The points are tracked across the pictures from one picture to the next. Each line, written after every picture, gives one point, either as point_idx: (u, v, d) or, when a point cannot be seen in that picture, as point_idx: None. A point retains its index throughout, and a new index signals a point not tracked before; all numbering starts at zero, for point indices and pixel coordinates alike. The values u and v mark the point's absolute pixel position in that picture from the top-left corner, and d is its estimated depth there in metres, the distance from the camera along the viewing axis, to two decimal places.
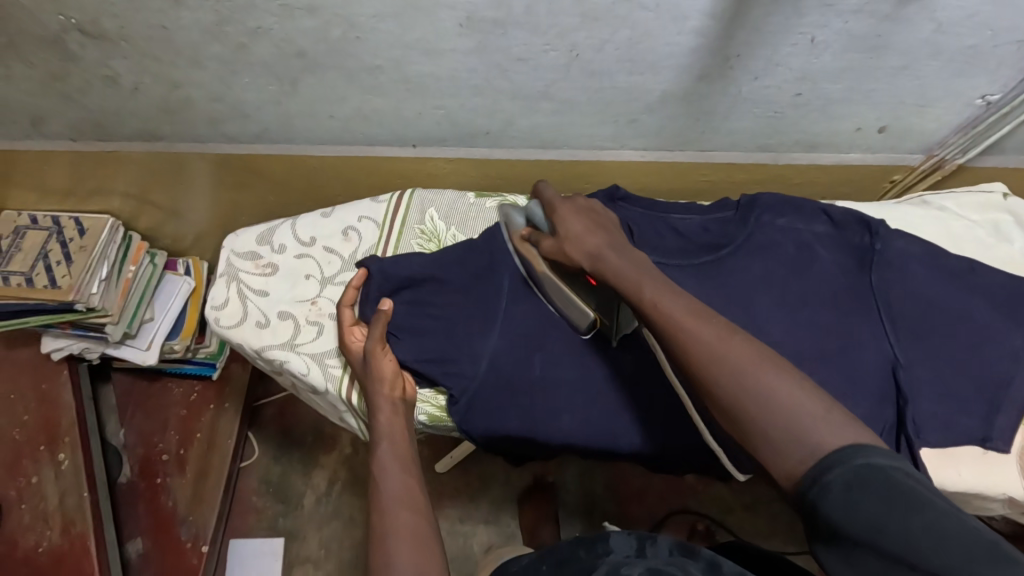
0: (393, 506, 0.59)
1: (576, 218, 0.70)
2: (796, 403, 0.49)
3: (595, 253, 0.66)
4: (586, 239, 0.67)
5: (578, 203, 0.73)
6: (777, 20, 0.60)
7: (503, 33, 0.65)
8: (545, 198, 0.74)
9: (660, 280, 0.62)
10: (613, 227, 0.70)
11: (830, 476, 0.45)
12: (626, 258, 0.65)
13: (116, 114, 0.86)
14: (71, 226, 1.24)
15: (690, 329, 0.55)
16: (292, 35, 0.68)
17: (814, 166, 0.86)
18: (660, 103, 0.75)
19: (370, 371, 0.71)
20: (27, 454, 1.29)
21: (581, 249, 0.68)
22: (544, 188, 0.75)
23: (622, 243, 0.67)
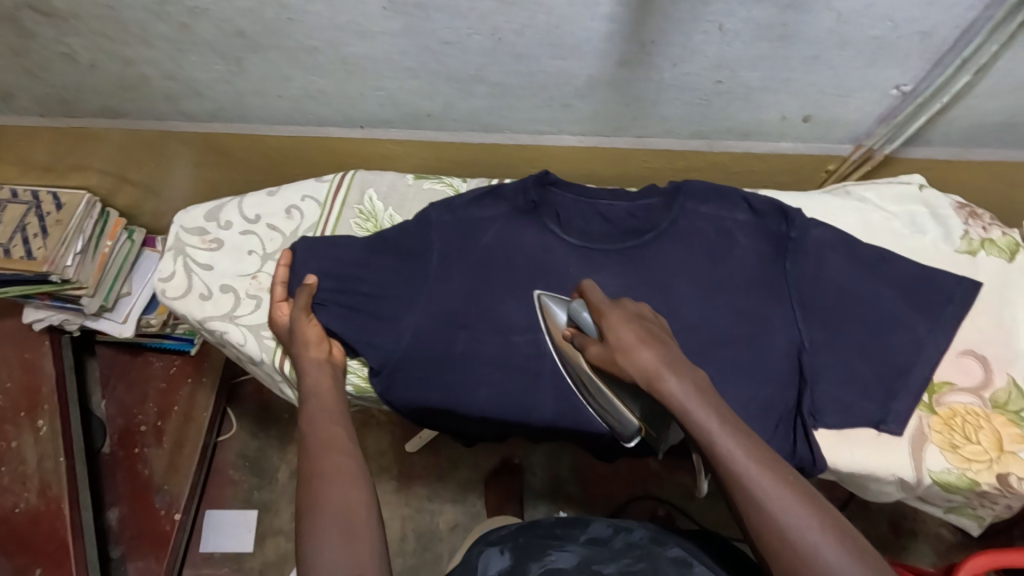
0: (321, 449, 0.64)
1: (628, 328, 0.63)
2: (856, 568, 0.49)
3: (651, 376, 0.60)
4: (640, 355, 0.61)
5: (628, 308, 0.67)
6: (683, 8, 0.62)
7: (427, 17, 0.68)
8: (594, 301, 0.68)
9: (728, 415, 0.58)
10: (668, 340, 0.64)
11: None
12: (690, 382, 0.59)
13: (79, 90, 0.90)
14: (49, 200, 1.29)
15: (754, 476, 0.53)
16: (229, 16, 0.71)
17: (749, 155, 0.88)
18: (588, 88, 0.77)
19: (299, 332, 0.76)
20: (8, 419, 1.36)
21: (634, 364, 0.61)
22: (593, 291, 0.69)
23: (680, 362, 0.61)
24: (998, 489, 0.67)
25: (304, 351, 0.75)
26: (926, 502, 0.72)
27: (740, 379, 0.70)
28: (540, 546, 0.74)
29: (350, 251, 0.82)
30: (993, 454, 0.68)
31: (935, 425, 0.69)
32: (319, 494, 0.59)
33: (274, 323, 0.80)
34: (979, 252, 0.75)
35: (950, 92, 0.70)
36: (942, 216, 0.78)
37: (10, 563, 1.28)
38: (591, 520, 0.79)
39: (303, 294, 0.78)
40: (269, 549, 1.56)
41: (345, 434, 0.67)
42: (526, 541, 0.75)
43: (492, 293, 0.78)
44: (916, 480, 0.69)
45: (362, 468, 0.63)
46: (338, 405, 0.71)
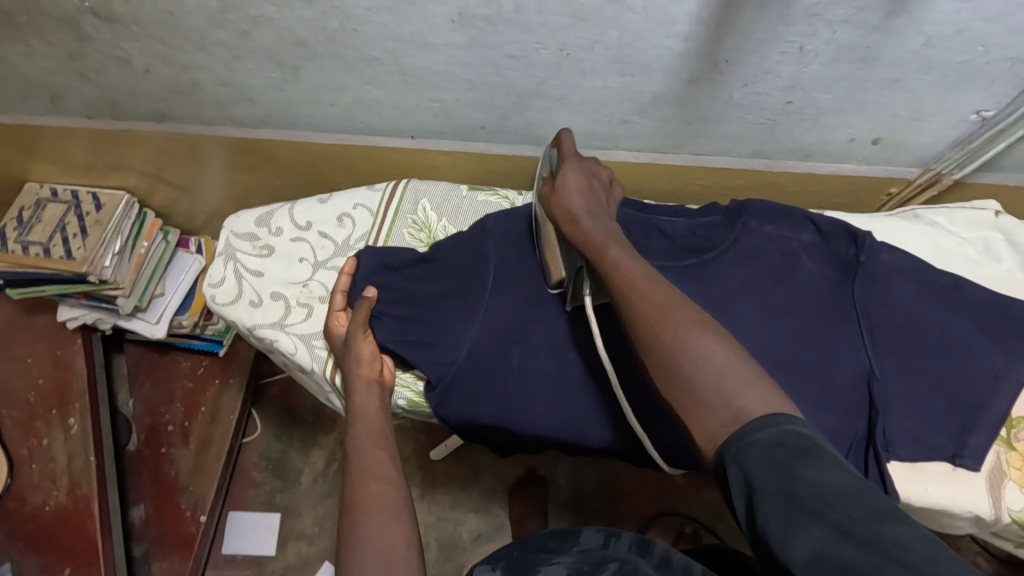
0: (363, 479, 0.62)
1: (575, 175, 0.72)
2: (729, 367, 0.50)
3: (573, 212, 0.68)
4: (572, 196, 0.70)
5: (586, 164, 0.76)
6: (764, 27, 0.60)
7: (495, 30, 0.66)
8: (566, 147, 0.77)
9: (625, 246, 0.63)
10: (604, 194, 0.72)
11: (754, 435, 0.45)
12: (604, 226, 0.66)
13: (129, 93, 0.90)
14: (88, 200, 1.29)
15: (645, 294, 0.56)
16: (292, 25, 0.70)
17: (809, 175, 0.86)
18: (651, 105, 0.75)
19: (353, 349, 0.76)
20: (39, 416, 1.36)
21: (564, 203, 0.70)
22: (567, 138, 0.77)
23: (601, 210, 0.69)
24: None
25: (353, 368, 0.74)
26: (996, 537, 0.70)
27: (809, 407, 0.68)
28: (530, 557, 0.67)
29: (406, 265, 0.81)
30: None
31: (1014, 462, 0.67)
32: (359, 526, 0.57)
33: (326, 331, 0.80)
34: None
35: None
36: (1019, 243, 0.74)
37: (38, 561, 1.28)
38: (580, 531, 0.74)
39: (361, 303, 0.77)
40: (290, 553, 1.55)
41: (391, 465, 0.65)
42: (517, 554, 0.69)
43: (548, 310, 0.77)
44: (994, 518, 0.66)
45: (404, 501, 0.61)
46: (384, 429, 0.70)
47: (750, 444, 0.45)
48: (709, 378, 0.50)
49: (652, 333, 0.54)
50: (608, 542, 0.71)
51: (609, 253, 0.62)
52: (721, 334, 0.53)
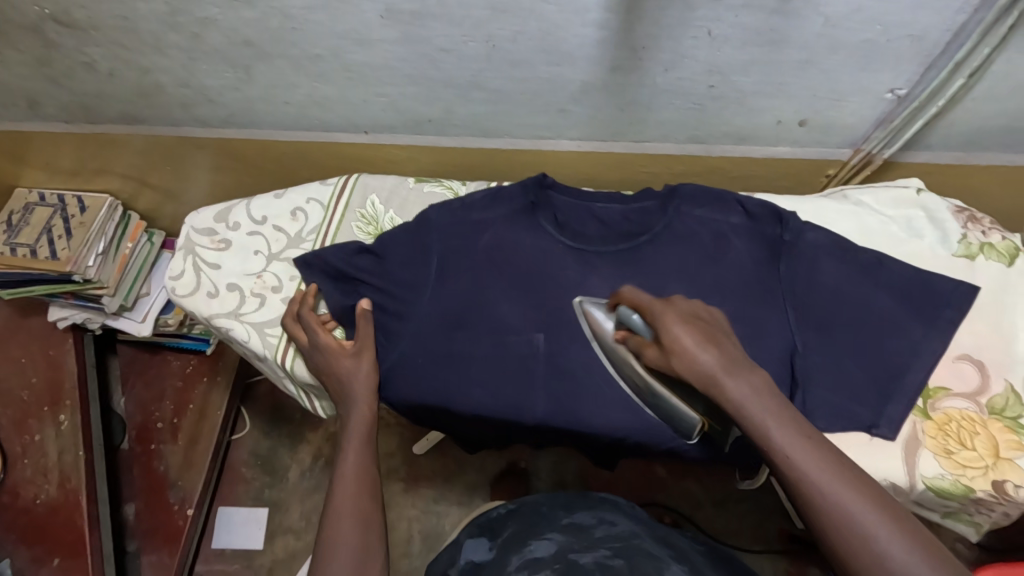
0: (351, 494, 0.65)
1: (685, 325, 0.57)
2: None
3: (710, 378, 0.55)
4: (699, 356, 0.55)
5: (677, 303, 0.61)
6: (672, 13, 0.63)
7: (424, 25, 0.70)
8: (642, 300, 0.64)
9: (785, 415, 0.53)
10: (726, 337, 0.58)
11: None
12: (750, 385, 0.54)
13: (99, 97, 0.95)
14: (74, 204, 1.35)
15: (828, 494, 0.50)
16: (237, 26, 0.75)
17: (747, 159, 0.88)
18: (584, 93, 0.78)
19: (356, 368, 0.78)
20: (32, 414, 1.41)
21: (690, 368, 0.56)
22: (636, 294, 0.65)
23: (740, 361, 0.55)
24: (993, 497, 0.66)
25: (351, 407, 0.75)
26: (923, 508, 0.71)
27: None
28: (522, 533, 0.78)
29: (355, 258, 0.85)
30: (989, 461, 0.67)
31: (929, 431, 0.69)
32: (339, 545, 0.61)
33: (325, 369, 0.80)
34: (978, 257, 0.75)
35: (945, 95, 0.70)
36: (939, 220, 0.77)
37: (30, 553, 1.33)
38: (576, 510, 0.83)
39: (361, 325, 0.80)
40: (279, 547, 1.59)
41: (376, 480, 0.68)
42: (512, 532, 0.80)
43: (486, 295, 0.79)
44: (909, 486, 0.68)
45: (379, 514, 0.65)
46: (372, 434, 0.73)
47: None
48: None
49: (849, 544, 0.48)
50: (599, 522, 0.80)
51: (773, 437, 0.52)
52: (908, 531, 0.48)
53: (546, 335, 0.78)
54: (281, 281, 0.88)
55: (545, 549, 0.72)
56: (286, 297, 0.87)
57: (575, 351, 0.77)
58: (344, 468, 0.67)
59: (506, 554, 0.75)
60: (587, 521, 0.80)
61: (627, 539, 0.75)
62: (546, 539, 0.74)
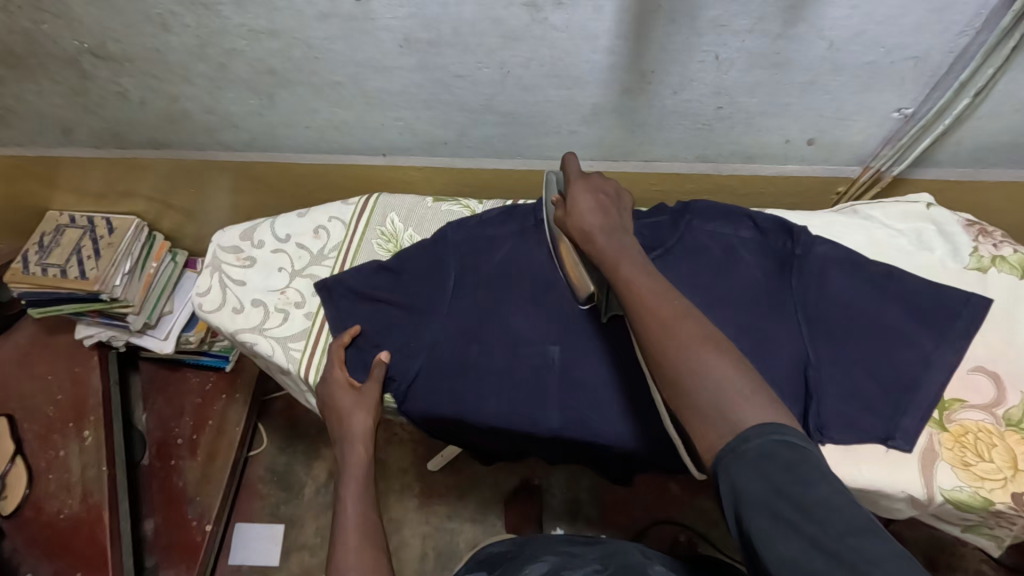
0: (356, 540, 0.68)
1: (586, 196, 0.74)
2: (729, 383, 0.51)
3: (589, 233, 0.71)
4: (586, 217, 0.72)
5: (593, 180, 0.78)
6: (678, 39, 0.66)
7: (440, 53, 0.73)
8: (571, 171, 0.78)
9: (639, 262, 0.66)
10: (616, 211, 0.73)
11: (747, 443, 0.47)
12: (616, 242, 0.69)
13: (129, 124, 0.99)
14: (102, 225, 1.40)
15: (653, 312, 0.58)
16: (262, 56, 0.78)
17: (757, 177, 0.90)
18: (594, 115, 0.81)
19: (352, 411, 0.80)
20: (58, 429, 1.45)
21: (578, 224, 0.73)
22: (567, 162, 0.80)
23: (616, 228, 0.71)
24: (1014, 509, 0.66)
25: (351, 447, 0.79)
26: (942, 522, 0.71)
27: None
28: (515, 563, 0.77)
29: (373, 276, 0.87)
30: (1007, 473, 0.67)
31: (946, 442, 0.68)
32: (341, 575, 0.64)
33: (328, 401, 0.83)
34: (990, 269, 0.75)
35: (951, 114, 0.71)
36: (949, 233, 0.78)
37: (52, 566, 1.35)
38: (569, 541, 0.81)
39: (376, 373, 0.81)
40: (294, 563, 1.60)
41: (376, 525, 0.72)
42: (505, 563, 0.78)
43: (503, 309, 0.82)
44: (928, 499, 0.67)
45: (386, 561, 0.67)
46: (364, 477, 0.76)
47: (744, 449, 0.47)
48: (712, 393, 0.51)
49: (661, 349, 0.56)
50: (593, 549, 0.78)
51: (622, 271, 0.65)
52: (714, 342, 0.55)
53: (561, 348, 0.80)
54: (304, 296, 0.91)
55: (539, 571, 0.72)
56: (309, 312, 0.89)
57: (589, 363, 0.79)
58: (345, 517, 0.70)
59: None
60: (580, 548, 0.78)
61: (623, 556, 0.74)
62: (542, 561, 0.75)
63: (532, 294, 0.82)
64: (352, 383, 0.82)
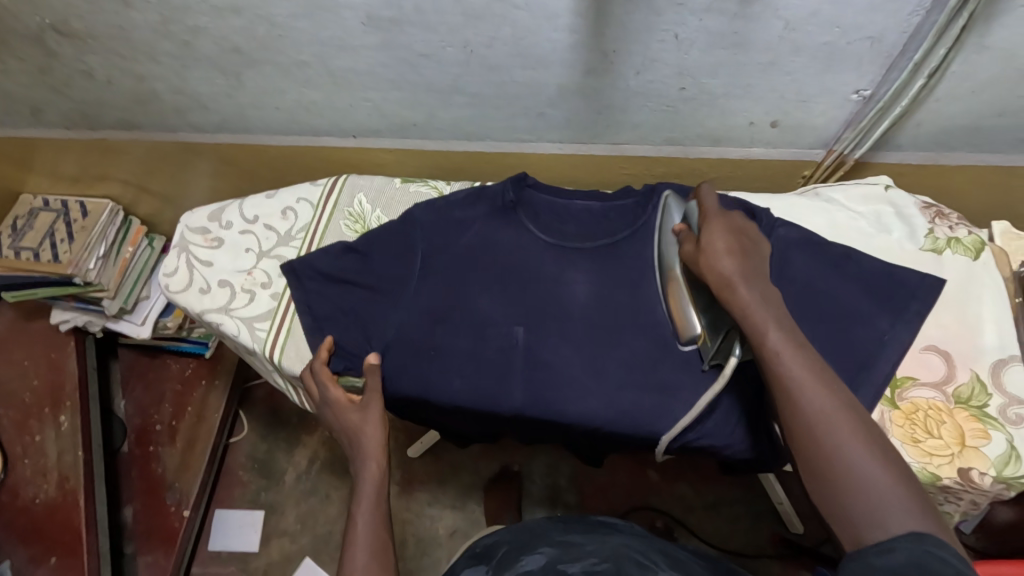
0: (366, 564, 0.63)
1: (722, 237, 0.68)
2: (890, 492, 0.48)
3: (729, 280, 0.64)
4: (723, 261, 0.65)
5: (731, 219, 0.71)
6: (639, 18, 0.66)
7: (404, 31, 0.73)
8: (708, 205, 0.73)
9: (789, 325, 0.60)
10: (757, 257, 0.67)
11: (892, 544, 0.46)
12: (760, 294, 0.62)
13: (98, 105, 0.99)
14: (76, 209, 1.39)
15: (806, 396, 0.54)
16: (226, 34, 0.78)
17: (725, 160, 0.90)
18: (560, 97, 0.81)
19: (364, 425, 0.76)
20: (34, 414, 1.44)
21: (712, 268, 0.66)
22: (706, 194, 0.74)
23: (756, 275, 0.65)
24: (960, 484, 0.67)
25: (366, 461, 0.73)
26: None
27: None
28: (513, 550, 0.79)
29: (342, 258, 0.87)
30: (955, 449, 0.68)
31: (896, 419, 0.69)
32: None
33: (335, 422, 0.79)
34: (945, 251, 0.77)
35: (908, 95, 0.72)
36: (907, 215, 0.79)
37: (27, 551, 1.36)
38: (569, 529, 0.83)
39: (370, 381, 0.78)
40: (274, 549, 1.61)
41: (388, 544, 0.66)
42: (504, 549, 0.80)
43: (470, 290, 0.82)
44: None
45: None
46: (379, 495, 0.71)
47: (887, 552, 0.45)
48: (870, 500, 0.48)
49: (811, 436, 0.52)
50: (593, 538, 0.80)
51: (769, 337, 0.58)
52: (873, 438, 0.51)
53: (525, 328, 0.80)
54: (270, 277, 0.90)
55: (535, 562, 0.72)
56: (275, 292, 0.89)
57: (553, 343, 0.80)
58: (355, 533, 0.66)
59: (499, 567, 0.74)
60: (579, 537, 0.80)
61: (622, 550, 0.74)
62: (539, 553, 0.75)
63: (497, 275, 0.83)
64: (352, 400, 0.78)
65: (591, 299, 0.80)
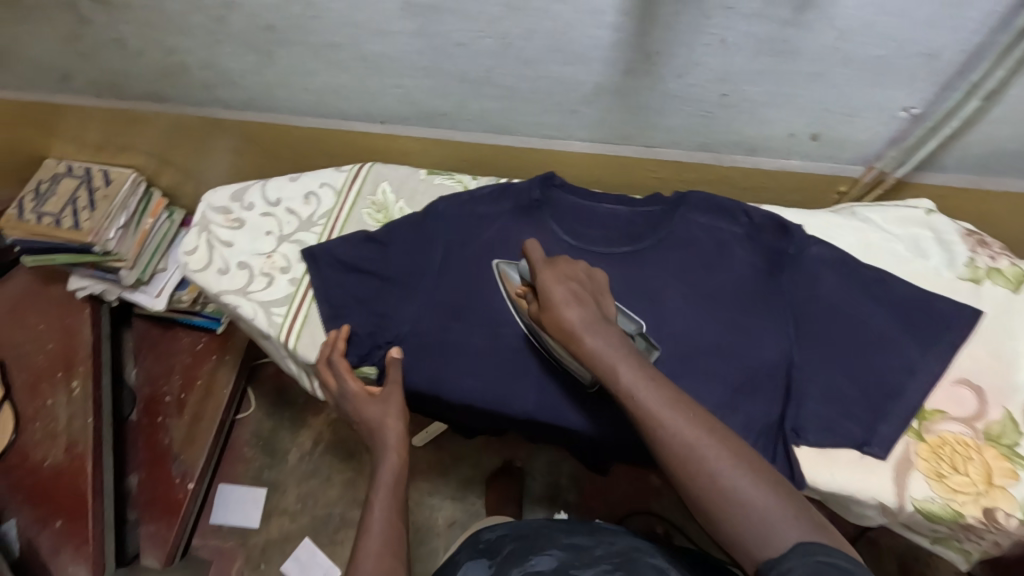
0: (376, 554, 0.62)
1: (559, 286, 0.65)
2: (771, 507, 0.50)
3: (575, 332, 0.62)
4: (565, 312, 0.63)
5: (560, 265, 0.69)
6: (686, 19, 0.64)
7: (440, 18, 0.71)
8: (533, 258, 0.69)
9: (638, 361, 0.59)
10: (596, 297, 0.65)
11: (788, 564, 0.47)
12: (605, 337, 0.61)
13: (126, 75, 0.98)
14: (99, 176, 1.38)
15: (672, 428, 0.54)
16: (259, 10, 0.76)
17: (758, 171, 0.88)
18: (595, 95, 0.79)
19: (384, 417, 0.76)
20: (46, 378, 1.47)
21: (559, 323, 0.63)
22: (533, 247, 0.70)
23: (599, 319, 0.63)
24: (983, 524, 0.65)
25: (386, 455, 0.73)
26: (912, 531, 0.70)
27: (714, 381, 0.72)
28: (522, 550, 0.79)
29: (358, 247, 0.86)
30: (981, 487, 0.66)
31: (922, 452, 0.68)
32: None
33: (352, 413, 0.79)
34: (984, 281, 0.74)
35: (960, 116, 0.69)
36: (946, 242, 0.77)
37: (32, 513, 1.37)
38: (576, 531, 0.83)
39: (393, 373, 0.78)
40: (273, 528, 1.62)
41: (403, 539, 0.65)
42: (511, 547, 0.80)
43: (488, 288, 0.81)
44: (898, 507, 0.66)
45: None
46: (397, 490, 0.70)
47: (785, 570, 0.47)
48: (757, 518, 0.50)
49: (690, 471, 0.53)
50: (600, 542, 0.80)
51: (623, 378, 0.58)
52: (739, 452, 0.53)
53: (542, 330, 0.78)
54: (289, 262, 0.89)
55: (545, 566, 0.72)
56: (293, 278, 0.88)
57: None
58: (370, 522, 0.65)
59: (506, 567, 0.75)
60: (586, 541, 0.80)
61: (627, 555, 0.75)
62: (547, 554, 0.75)
63: None
64: (369, 391, 0.78)
65: None
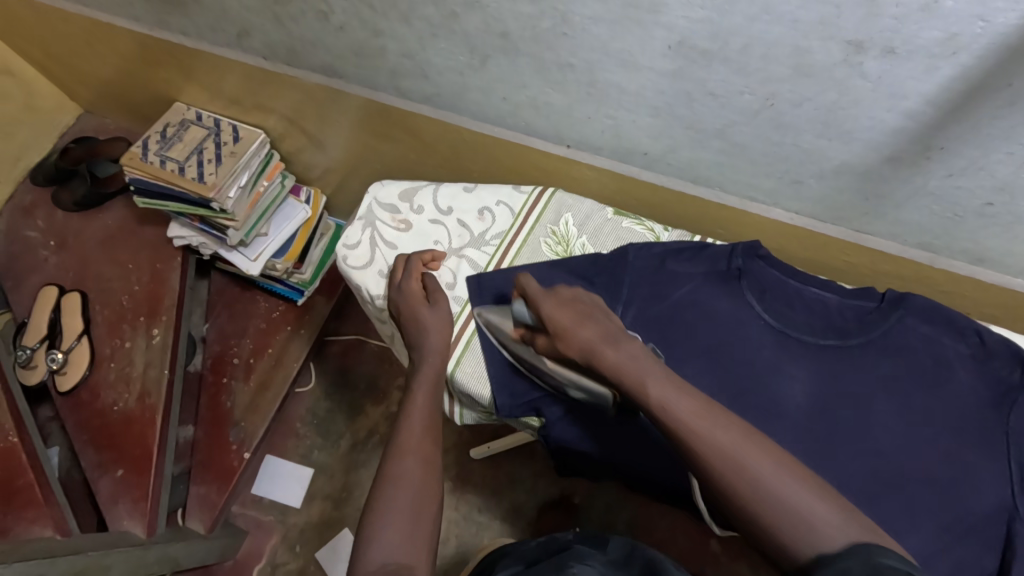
0: (410, 498, 0.63)
1: (563, 311, 0.70)
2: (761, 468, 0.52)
3: (589, 349, 0.65)
4: (579, 332, 0.67)
5: (561, 294, 0.73)
6: (1001, 124, 0.58)
7: (710, 66, 0.65)
8: (527, 289, 0.74)
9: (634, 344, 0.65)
10: (602, 316, 0.70)
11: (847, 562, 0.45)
12: (624, 351, 0.64)
13: (312, 45, 0.94)
14: (228, 131, 1.30)
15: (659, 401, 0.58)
16: (503, 16, 0.71)
17: (970, 280, 0.81)
18: (835, 172, 0.73)
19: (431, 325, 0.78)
20: (128, 320, 1.38)
21: (575, 344, 0.67)
22: (527, 281, 0.74)
23: (617, 333, 0.67)
24: None
25: (427, 358, 0.76)
26: None
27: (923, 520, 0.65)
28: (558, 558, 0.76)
29: None
30: None
31: None
32: (382, 516, 0.62)
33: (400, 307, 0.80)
34: None
35: None
36: None
37: (95, 458, 1.27)
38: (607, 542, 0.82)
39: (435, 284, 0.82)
40: (315, 511, 1.51)
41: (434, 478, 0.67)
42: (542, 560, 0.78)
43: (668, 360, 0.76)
44: None
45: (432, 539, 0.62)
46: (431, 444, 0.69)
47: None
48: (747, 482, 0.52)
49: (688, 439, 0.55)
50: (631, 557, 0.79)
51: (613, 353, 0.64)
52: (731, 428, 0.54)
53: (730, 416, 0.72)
54: (455, 278, 0.86)
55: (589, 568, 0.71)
56: (457, 297, 0.84)
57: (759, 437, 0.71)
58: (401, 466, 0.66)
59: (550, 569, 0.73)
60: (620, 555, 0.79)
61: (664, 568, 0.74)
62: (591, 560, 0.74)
63: (705, 347, 0.75)
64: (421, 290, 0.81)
65: (810, 404, 0.71)
